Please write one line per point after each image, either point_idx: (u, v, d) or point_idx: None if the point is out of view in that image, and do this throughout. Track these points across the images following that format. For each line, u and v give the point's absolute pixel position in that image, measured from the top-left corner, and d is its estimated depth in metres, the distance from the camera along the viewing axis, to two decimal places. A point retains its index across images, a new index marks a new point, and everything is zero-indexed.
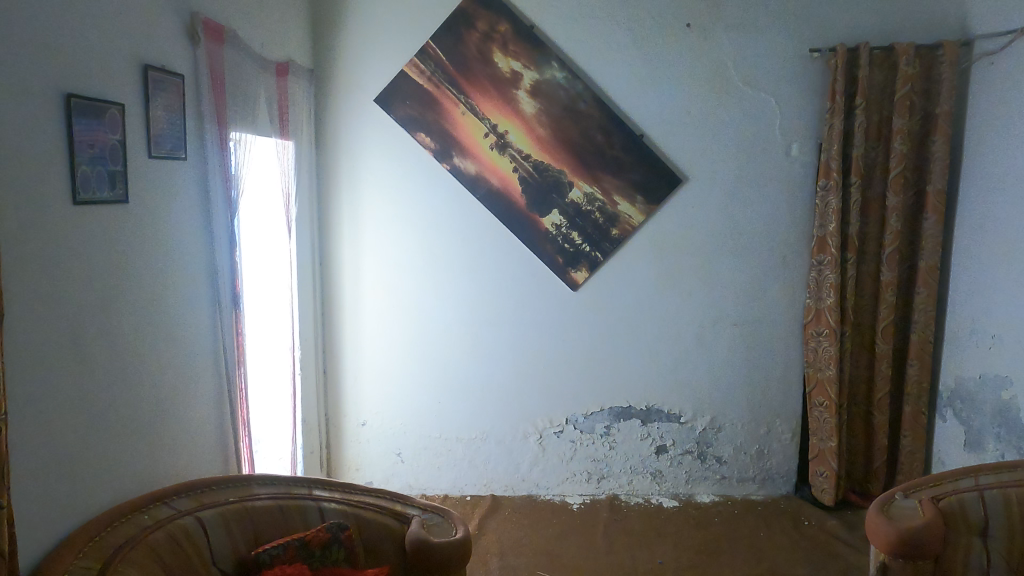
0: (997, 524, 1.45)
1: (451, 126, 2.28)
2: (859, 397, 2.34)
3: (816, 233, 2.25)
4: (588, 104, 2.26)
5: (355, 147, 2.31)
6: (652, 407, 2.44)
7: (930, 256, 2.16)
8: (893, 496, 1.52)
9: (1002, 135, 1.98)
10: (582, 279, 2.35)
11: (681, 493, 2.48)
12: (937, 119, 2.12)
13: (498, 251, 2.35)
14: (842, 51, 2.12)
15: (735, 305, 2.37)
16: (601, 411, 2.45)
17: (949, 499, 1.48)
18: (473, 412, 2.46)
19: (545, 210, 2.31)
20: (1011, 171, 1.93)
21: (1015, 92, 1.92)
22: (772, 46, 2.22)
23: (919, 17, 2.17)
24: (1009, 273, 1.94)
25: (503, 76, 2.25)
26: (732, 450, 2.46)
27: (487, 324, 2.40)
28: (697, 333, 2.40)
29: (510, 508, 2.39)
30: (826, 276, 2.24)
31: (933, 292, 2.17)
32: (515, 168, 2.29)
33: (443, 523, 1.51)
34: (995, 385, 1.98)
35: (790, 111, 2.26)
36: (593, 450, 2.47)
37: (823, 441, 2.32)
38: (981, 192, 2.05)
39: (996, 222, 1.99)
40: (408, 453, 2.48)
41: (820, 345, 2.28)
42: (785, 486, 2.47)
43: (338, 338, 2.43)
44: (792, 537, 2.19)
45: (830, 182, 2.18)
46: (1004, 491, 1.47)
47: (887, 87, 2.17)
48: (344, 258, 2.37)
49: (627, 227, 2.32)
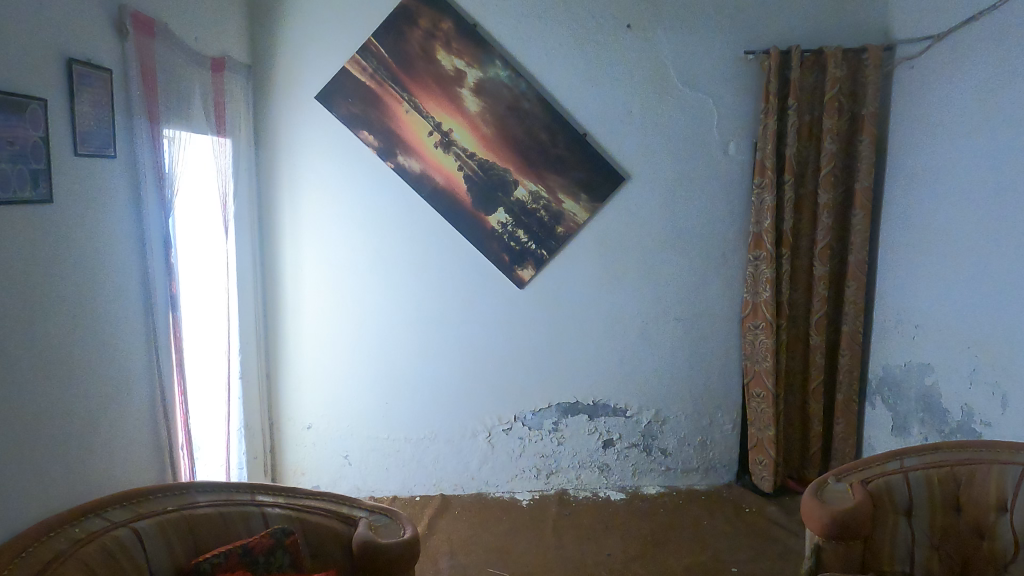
0: (920, 504, 1.53)
1: (395, 124, 2.26)
2: (795, 386, 2.44)
3: (753, 229, 2.33)
4: (532, 103, 2.27)
5: (296, 145, 2.27)
6: (599, 402, 2.48)
7: (859, 251, 2.27)
8: (826, 480, 1.59)
9: (922, 135, 2.08)
10: (528, 277, 2.37)
11: (628, 485, 2.53)
12: (864, 120, 2.22)
13: (444, 249, 2.34)
14: (774, 53, 2.19)
15: (677, 301, 2.43)
16: (549, 407, 2.47)
17: (876, 482, 1.56)
18: (421, 412, 2.44)
19: (490, 208, 2.31)
20: (931, 169, 2.03)
21: (934, 94, 2.03)
22: (709, 47, 2.28)
23: (846, 22, 2.27)
24: (929, 267, 2.04)
25: (446, 74, 2.25)
26: (676, 441, 2.52)
27: (435, 323, 2.39)
28: (641, 327, 2.44)
29: (460, 506, 2.39)
30: (762, 271, 2.32)
31: (862, 284, 2.28)
32: (460, 166, 2.29)
33: (390, 524, 1.49)
34: (918, 372, 2.09)
35: (726, 111, 2.33)
36: (541, 446, 2.49)
37: (762, 430, 2.40)
38: (904, 189, 2.16)
39: (917, 217, 2.10)
40: (355, 455, 2.45)
41: (758, 338, 2.36)
42: (727, 475, 2.55)
43: (281, 340, 2.37)
44: (734, 523, 2.26)
45: (765, 180, 2.26)
46: (927, 472, 1.55)
47: (817, 88, 2.26)
48: (287, 258, 2.32)
49: (571, 224, 2.35)
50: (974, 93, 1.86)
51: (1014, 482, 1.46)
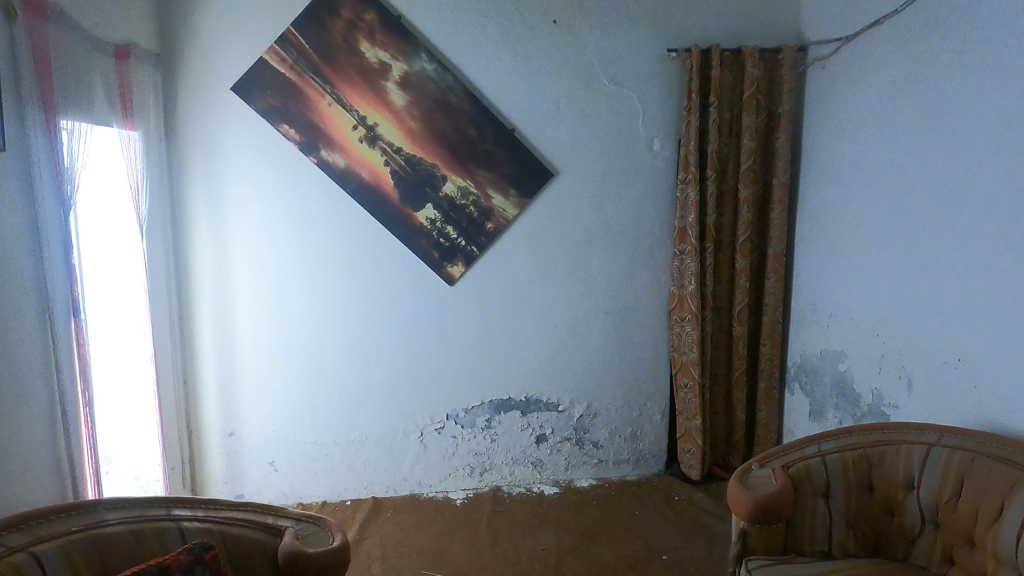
0: (837, 486, 1.60)
1: (317, 117, 2.18)
2: (720, 376, 2.52)
3: (678, 224, 2.38)
4: (459, 98, 2.24)
5: (212, 138, 2.15)
6: (531, 397, 2.48)
7: (777, 244, 2.36)
8: (750, 467, 1.64)
9: (834, 132, 2.18)
10: (458, 274, 2.34)
11: (561, 479, 2.56)
12: (780, 118, 2.31)
13: (371, 247, 2.28)
14: (696, 52, 2.24)
15: (607, 295, 2.46)
16: (481, 405, 2.46)
17: (796, 466, 1.62)
18: (351, 414, 2.38)
19: (418, 204, 2.27)
20: (842, 166, 2.13)
21: (844, 94, 2.12)
22: (633, 44, 2.32)
23: (762, 23, 2.35)
24: (841, 258, 2.14)
25: (371, 66, 2.18)
26: (607, 434, 2.55)
27: (363, 323, 2.33)
28: (572, 323, 2.46)
29: (392, 509, 2.35)
30: (687, 265, 2.38)
31: (781, 276, 2.38)
32: (387, 161, 2.24)
33: (318, 532, 1.44)
34: (833, 359, 2.19)
35: (651, 108, 2.37)
36: (474, 444, 2.47)
37: (688, 420, 2.47)
38: (818, 185, 2.26)
39: (830, 211, 2.20)
40: (282, 461, 2.36)
41: (684, 330, 2.42)
42: (657, 464, 2.62)
43: (198, 344, 2.25)
44: (664, 512, 2.32)
45: (689, 175, 2.32)
46: (841, 455, 1.63)
47: (736, 86, 2.33)
48: (204, 258, 2.21)
49: (501, 220, 2.33)
50: (880, 93, 1.95)
51: (919, 460, 1.55)
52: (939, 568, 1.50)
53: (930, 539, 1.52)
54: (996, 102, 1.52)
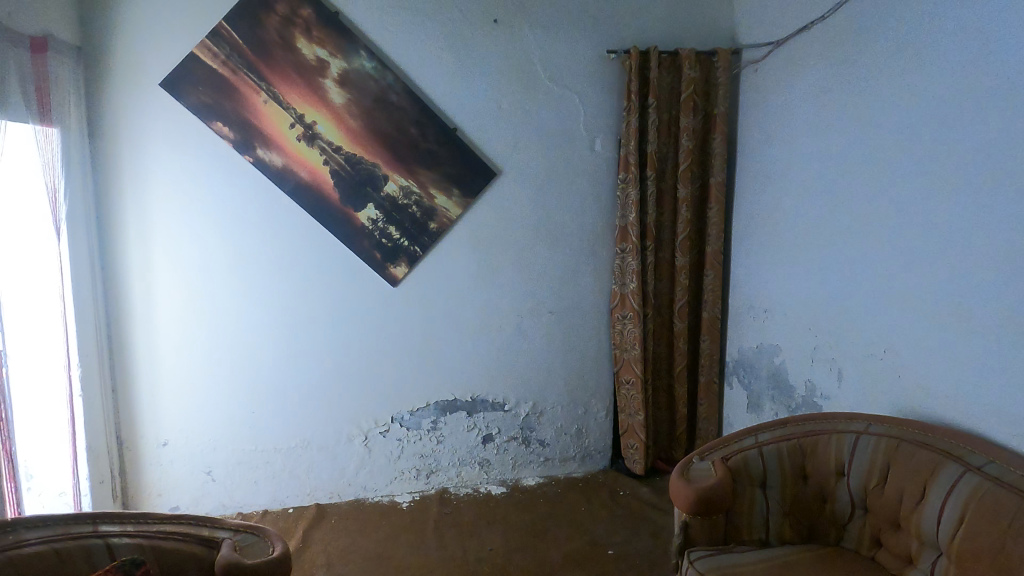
0: (773, 476, 1.65)
1: (252, 115, 2.11)
2: (662, 372, 2.58)
3: (619, 223, 2.42)
4: (400, 96, 2.21)
5: (139, 136, 2.06)
6: (477, 397, 2.48)
7: (715, 242, 2.42)
8: (691, 460, 1.68)
9: (767, 134, 2.26)
10: (401, 275, 2.31)
11: (508, 478, 2.56)
12: (716, 119, 2.37)
13: (311, 248, 2.23)
14: (634, 54, 2.28)
15: (551, 294, 2.48)
16: (427, 406, 2.43)
17: (735, 457, 1.67)
18: (292, 420, 2.32)
19: (359, 204, 2.23)
20: (774, 166, 2.21)
21: (776, 96, 2.20)
22: (574, 45, 2.34)
23: (698, 26, 2.41)
24: (775, 255, 2.22)
25: (308, 63, 2.13)
26: (553, 432, 2.57)
27: (303, 326, 2.28)
28: (517, 322, 2.47)
29: (337, 515, 2.30)
30: (628, 263, 2.42)
31: (719, 273, 2.45)
32: (326, 160, 2.19)
33: (258, 542, 1.38)
34: (768, 353, 2.26)
35: (591, 108, 2.40)
36: (420, 446, 2.45)
37: (632, 415, 2.51)
38: (753, 184, 2.34)
39: (764, 210, 2.27)
40: (220, 470, 2.28)
41: (626, 327, 2.46)
42: (602, 460, 2.65)
43: (128, 351, 2.15)
44: (610, 507, 2.35)
45: (629, 175, 2.35)
46: (777, 446, 1.68)
47: (673, 88, 2.38)
48: (132, 260, 2.11)
49: (444, 220, 2.32)
50: (810, 95, 2.02)
51: (849, 448, 1.61)
52: (869, 551, 1.56)
53: (860, 524, 1.59)
54: (913, 104, 1.60)
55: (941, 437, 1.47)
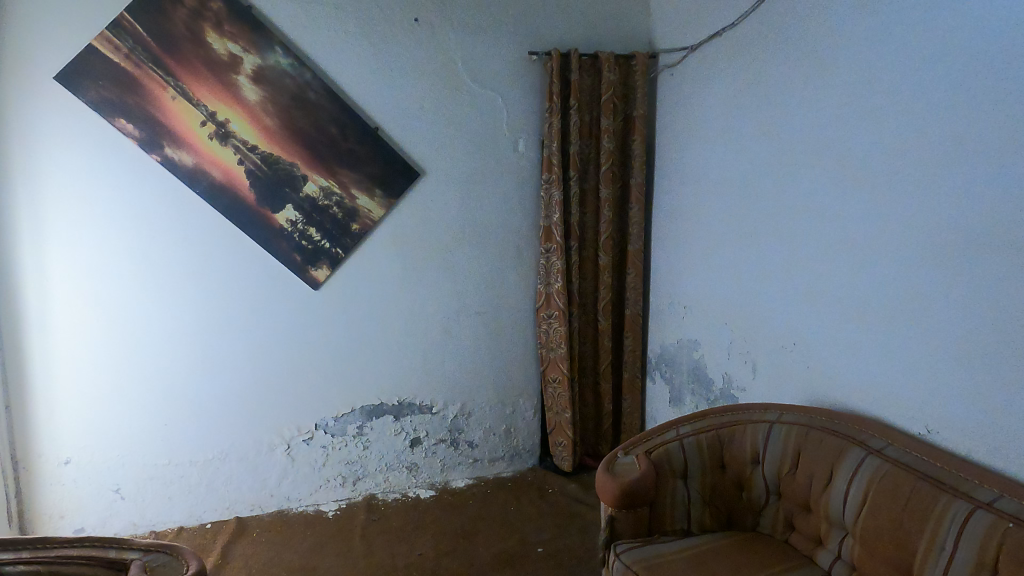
0: (693, 467, 1.71)
1: (159, 112, 2.01)
2: (588, 369, 2.62)
3: (543, 223, 2.44)
4: (318, 94, 2.16)
5: (32, 133, 1.92)
6: (404, 401, 2.44)
7: (636, 241, 2.49)
8: (616, 455, 1.72)
9: (683, 136, 2.33)
10: (323, 278, 2.25)
11: (437, 481, 2.54)
12: (635, 121, 2.44)
13: (226, 251, 2.14)
14: (556, 56, 2.31)
15: (477, 295, 2.47)
16: (352, 412, 2.38)
17: (657, 451, 1.71)
18: (208, 431, 2.22)
19: (277, 205, 2.16)
20: (691, 166, 2.29)
21: (691, 100, 2.28)
22: (496, 46, 2.34)
23: (617, 31, 2.47)
24: (693, 253, 2.29)
25: (219, 59, 2.04)
26: (481, 433, 2.57)
27: (219, 333, 2.18)
28: (444, 323, 2.45)
29: (259, 528, 2.22)
30: (553, 263, 2.44)
31: (640, 271, 2.52)
32: (241, 160, 2.10)
33: (170, 562, 1.29)
34: (688, 348, 2.34)
35: (514, 110, 2.41)
36: (345, 453, 2.39)
37: (559, 413, 2.54)
38: (671, 185, 2.41)
39: (682, 209, 2.35)
40: (129, 487, 2.15)
41: (552, 326, 2.48)
42: (531, 459, 2.67)
43: (23, 363, 2.00)
44: (539, 505, 2.37)
45: (552, 176, 2.38)
46: (697, 438, 1.74)
47: (594, 90, 2.43)
48: (26, 267, 1.96)
49: (367, 221, 2.27)
50: (723, 98, 2.11)
51: (763, 437, 1.68)
52: (783, 535, 1.64)
53: (775, 509, 1.67)
54: (817, 109, 1.69)
55: (846, 423, 1.56)
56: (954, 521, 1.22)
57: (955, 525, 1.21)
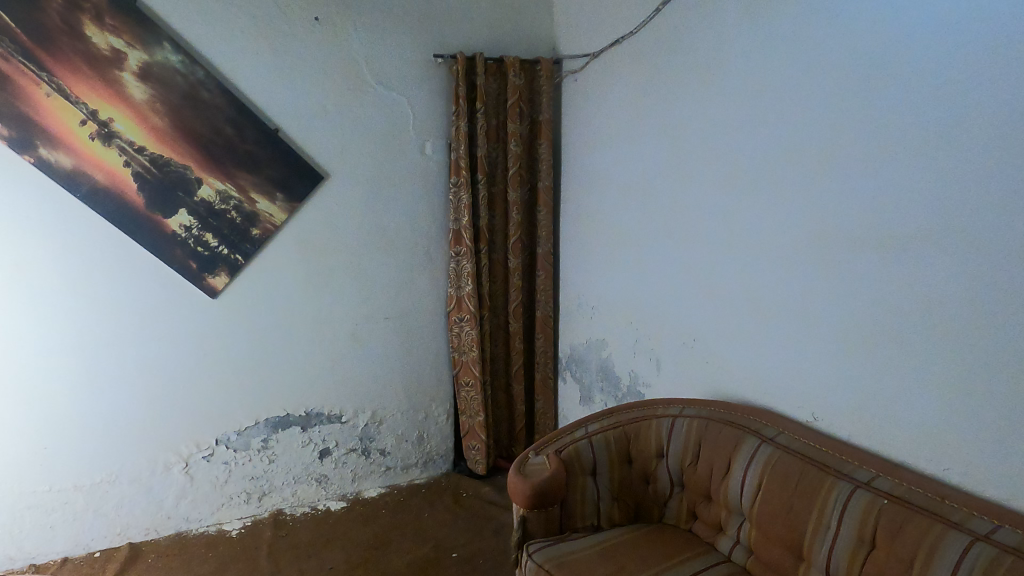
0: (602, 464, 1.74)
1: (32, 110, 1.85)
2: (500, 371, 2.64)
3: (452, 226, 2.43)
4: (212, 93, 2.05)
5: None
6: (311, 411, 2.37)
7: (544, 244, 2.53)
8: (526, 456, 1.73)
9: (588, 140, 2.39)
10: (221, 285, 2.15)
11: (348, 492, 2.48)
12: (541, 125, 2.48)
13: (112, 259, 2.00)
14: (461, 59, 2.31)
15: (386, 300, 2.43)
16: (256, 425, 2.28)
17: (567, 449, 1.74)
18: (95, 453, 2.06)
19: (168, 210, 2.04)
20: (596, 170, 2.35)
21: (594, 105, 2.34)
22: (400, 48, 2.32)
23: (522, 35, 2.50)
24: (599, 254, 2.35)
25: (99, 54, 1.90)
26: (393, 440, 2.53)
27: (106, 347, 2.04)
28: (352, 330, 2.39)
29: (154, 553, 2.09)
30: (463, 266, 2.44)
31: (549, 273, 2.56)
32: (127, 162, 1.97)
33: None
34: (596, 347, 2.39)
35: (420, 113, 2.39)
36: (249, 468, 2.29)
37: (472, 417, 2.54)
38: (577, 188, 2.47)
39: (588, 212, 2.40)
40: (4, 519, 1.97)
41: (463, 330, 2.48)
42: (445, 464, 2.65)
43: None
44: (453, 510, 2.36)
45: (460, 179, 2.38)
46: (605, 435, 1.78)
47: (500, 94, 2.45)
48: None
49: (268, 226, 2.19)
50: (624, 104, 2.18)
51: (667, 432, 1.74)
52: (686, 524, 1.71)
53: (679, 499, 1.73)
54: (712, 116, 1.77)
55: (742, 414, 1.64)
56: (838, 501, 1.31)
57: (839, 505, 1.30)
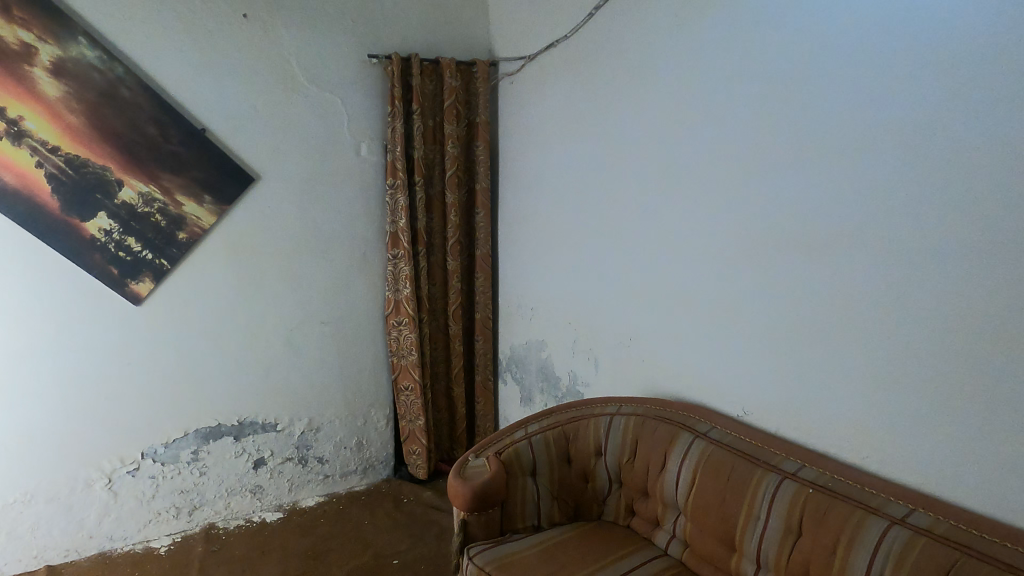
0: (542, 464, 1.76)
1: None
2: (440, 374, 2.62)
3: (389, 229, 2.40)
4: (133, 91, 1.96)
5: None
6: (245, 420, 2.30)
7: (483, 246, 2.53)
8: (466, 459, 1.73)
9: (524, 142, 2.41)
10: (146, 292, 2.06)
11: (284, 502, 2.41)
12: (478, 127, 2.48)
13: (23, 266, 1.89)
14: (396, 60, 2.28)
15: (322, 304, 2.38)
16: (185, 436, 2.20)
17: (507, 451, 1.74)
18: (8, 471, 1.94)
19: (86, 213, 1.94)
20: (533, 172, 2.36)
21: (530, 107, 2.36)
22: (333, 48, 2.28)
23: (458, 37, 2.49)
24: (537, 256, 2.37)
25: (7, 48, 1.79)
26: (332, 447, 2.48)
27: (19, 358, 1.92)
28: (287, 335, 2.33)
29: None
30: (401, 269, 2.41)
31: (488, 275, 2.56)
32: (39, 162, 1.86)
33: None
34: (536, 348, 2.41)
35: (355, 113, 2.35)
36: (179, 481, 2.20)
37: (412, 421, 2.51)
38: (514, 190, 2.48)
39: (525, 213, 2.42)
40: None
41: (402, 333, 2.46)
42: (385, 470, 2.61)
43: None
44: (394, 516, 2.33)
45: (397, 181, 2.35)
46: (545, 435, 1.79)
47: (436, 95, 2.43)
48: None
49: (195, 230, 2.11)
50: (559, 107, 2.20)
51: (605, 430, 1.76)
52: (625, 520, 1.74)
53: (617, 496, 1.76)
54: (645, 120, 1.82)
55: (676, 411, 1.68)
56: (766, 492, 1.35)
57: (767, 496, 1.35)
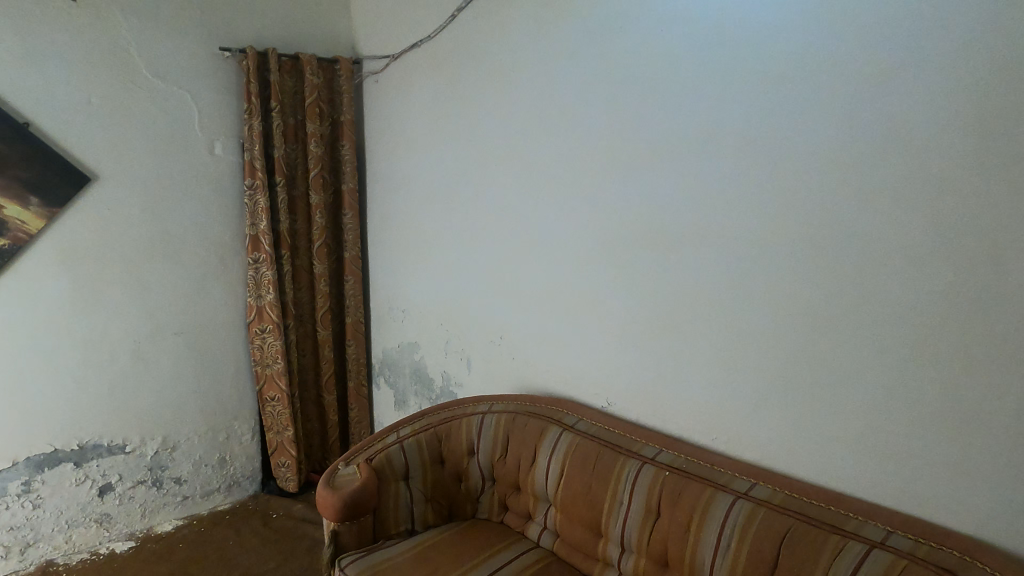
0: (415, 467, 1.74)
1: None
2: (309, 381, 2.53)
3: (249, 232, 2.28)
4: None
5: None
6: (87, 444, 2.09)
7: (352, 248, 2.47)
8: (335, 468, 1.68)
9: (391, 142, 2.38)
10: None
11: (137, 530, 2.22)
12: (343, 126, 2.41)
13: None
14: (251, 54, 2.17)
15: (175, 313, 2.22)
16: (14, 466, 1.97)
17: (378, 456, 1.71)
18: None
19: None
20: (400, 173, 2.34)
21: (396, 107, 2.33)
22: (180, 39, 2.12)
23: (319, 32, 2.41)
24: (407, 257, 2.35)
25: None
26: (190, 466, 2.32)
27: None
28: (135, 349, 2.15)
29: None
30: (263, 274, 2.29)
31: (358, 277, 2.50)
32: None
33: None
34: (408, 351, 2.38)
35: (207, 109, 2.21)
36: (7, 517, 1.97)
37: (280, 432, 2.40)
38: (382, 191, 2.44)
39: (394, 215, 2.39)
40: None
41: (266, 341, 2.34)
42: (252, 486, 2.48)
43: None
44: (261, 534, 2.21)
45: (256, 181, 2.23)
46: (417, 438, 1.78)
47: (297, 92, 2.34)
48: None
49: (19, 236, 1.89)
50: (425, 107, 2.19)
51: (477, 429, 1.78)
52: (498, 516, 1.76)
53: (490, 493, 1.78)
54: (508, 122, 1.85)
55: (546, 406, 1.72)
56: (628, 478, 1.42)
57: (629, 482, 1.42)
